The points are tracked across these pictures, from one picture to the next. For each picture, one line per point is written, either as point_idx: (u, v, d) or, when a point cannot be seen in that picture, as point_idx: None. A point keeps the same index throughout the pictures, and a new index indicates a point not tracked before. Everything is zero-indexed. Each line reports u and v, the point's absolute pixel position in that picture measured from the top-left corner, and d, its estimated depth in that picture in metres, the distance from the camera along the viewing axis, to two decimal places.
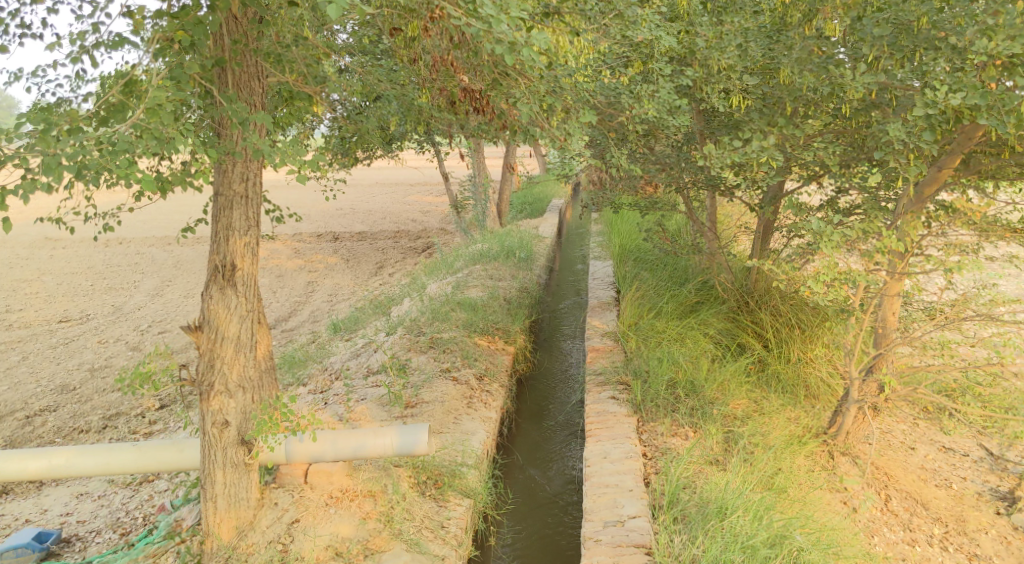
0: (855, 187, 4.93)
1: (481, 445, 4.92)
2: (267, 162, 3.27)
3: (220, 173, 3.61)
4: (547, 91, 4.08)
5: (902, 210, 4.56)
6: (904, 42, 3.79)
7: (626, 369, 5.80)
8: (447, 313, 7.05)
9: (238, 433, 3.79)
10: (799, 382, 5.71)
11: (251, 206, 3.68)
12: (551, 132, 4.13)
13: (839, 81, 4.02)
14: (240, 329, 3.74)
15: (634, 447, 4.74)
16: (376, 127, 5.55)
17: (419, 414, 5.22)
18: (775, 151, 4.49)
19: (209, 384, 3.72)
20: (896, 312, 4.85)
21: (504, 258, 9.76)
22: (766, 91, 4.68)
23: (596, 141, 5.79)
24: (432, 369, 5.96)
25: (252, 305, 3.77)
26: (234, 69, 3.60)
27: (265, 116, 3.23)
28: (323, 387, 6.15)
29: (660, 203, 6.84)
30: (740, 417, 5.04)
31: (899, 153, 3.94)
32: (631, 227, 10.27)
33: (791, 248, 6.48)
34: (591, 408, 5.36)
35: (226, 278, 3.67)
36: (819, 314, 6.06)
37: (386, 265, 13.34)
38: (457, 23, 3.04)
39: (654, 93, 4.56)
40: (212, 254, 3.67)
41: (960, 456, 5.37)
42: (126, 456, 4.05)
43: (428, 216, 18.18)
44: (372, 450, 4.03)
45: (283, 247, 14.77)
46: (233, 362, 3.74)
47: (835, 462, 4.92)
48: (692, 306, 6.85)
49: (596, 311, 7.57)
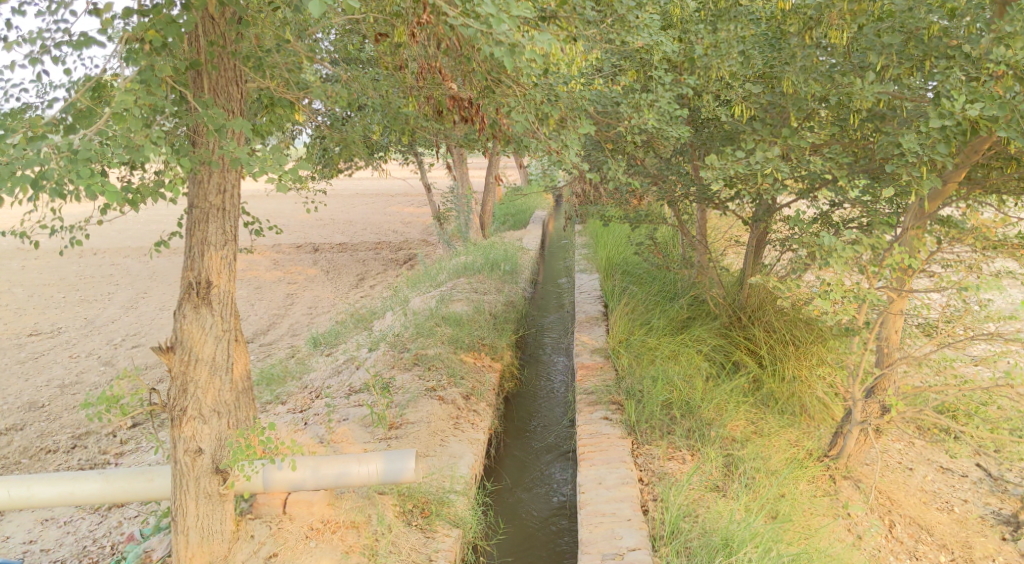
0: (854, 200, 4.82)
1: (469, 470, 4.69)
2: (245, 171, 3.03)
3: (194, 184, 3.36)
4: (543, 99, 3.90)
5: (908, 226, 4.48)
6: (913, 50, 3.76)
7: (619, 389, 5.61)
8: (432, 329, 6.82)
9: (212, 461, 3.53)
10: (795, 401, 5.59)
11: (228, 218, 3.45)
12: (545, 142, 3.96)
13: (847, 90, 3.94)
14: (216, 349, 3.49)
15: (631, 472, 4.55)
16: (361, 137, 5.34)
17: (404, 436, 4.98)
18: (779, 163, 4.34)
19: (181, 409, 3.46)
20: (899, 330, 4.72)
21: (489, 270, 9.56)
22: (768, 99, 4.55)
23: (587, 151, 5.62)
24: (417, 388, 5.71)
25: (228, 324, 3.53)
26: (212, 70, 3.29)
27: (246, 123, 3.00)
28: (304, 406, 5.89)
29: (651, 216, 6.68)
30: (739, 439, 4.88)
31: (911, 167, 3.82)
32: (618, 239, 10.12)
33: (784, 262, 6.36)
34: (583, 430, 5.15)
35: (201, 296, 3.42)
36: (812, 331, 5.95)
37: (368, 277, 13.08)
38: (453, 22, 2.78)
39: (654, 103, 4.41)
40: (185, 270, 3.42)
41: (959, 477, 5.24)
42: (93, 485, 3.75)
43: (411, 227, 17.95)
44: (356, 477, 3.79)
45: (262, 259, 14.48)
46: (208, 387, 3.48)
47: (837, 486, 4.77)
48: (684, 322, 6.69)
49: (585, 326, 7.39)
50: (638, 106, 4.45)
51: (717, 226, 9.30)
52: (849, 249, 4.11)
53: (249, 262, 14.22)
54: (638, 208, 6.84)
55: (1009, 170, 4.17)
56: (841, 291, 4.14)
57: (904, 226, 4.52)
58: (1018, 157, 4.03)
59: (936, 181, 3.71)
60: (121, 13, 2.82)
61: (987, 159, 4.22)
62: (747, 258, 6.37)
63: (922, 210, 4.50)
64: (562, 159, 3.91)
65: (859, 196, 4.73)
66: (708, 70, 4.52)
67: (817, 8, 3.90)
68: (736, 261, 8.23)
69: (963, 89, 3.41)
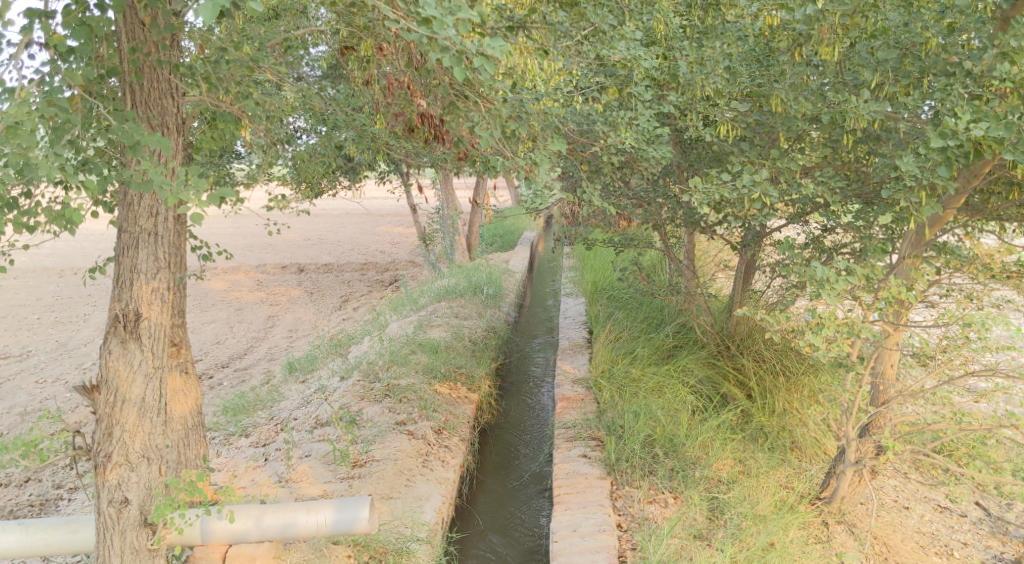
0: (846, 225, 4.56)
1: (435, 514, 4.36)
2: (161, 196, 2.62)
3: (124, 206, 3.15)
4: (510, 114, 3.59)
5: (904, 254, 4.19)
6: (911, 66, 3.58)
7: (599, 424, 5.34)
8: (407, 356, 6.50)
9: (140, 512, 3.23)
10: (786, 436, 5.28)
11: (162, 244, 3.22)
12: (515, 161, 3.68)
13: (839, 108, 3.71)
14: (146, 389, 3.22)
15: (608, 518, 4.25)
16: (330, 155, 5.06)
17: (367, 476, 4.64)
18: (767, 186, 4.07)
19: (106, 455, 3.20)
20: (894, 364, 4.45)
21: (472, 294, 9.25)
22: (757, 119, 4.29)
23: (568, 173, 5.35)
24: (386, 421, 5.37)
25: (161, 360, 3.26)
26: (144, 83, 3.12)
27: (165, 139, 2.60)
28: (267, 439, 5.54)
29: (636, 239, 6.40)
30: (725, 481, 4.58)
31: (910, 191, 3.54)
32: (605, 261, 9.84)
33: (774, 289, 6.11)
34: (560, 468, 4.85)
35: (129, 330, 3.18)
36: (804, 361, 5.68)
37: (352, 298, 12.77)
38: (395, 27, 2.58)
39: (634, 120, 4.15)
40: (113, 302, 3.19)
41: (958, 517, 4.95)
42: (9, 537, 3.39)
43: (399, 247, 17.66)
44: (303, 529, 3.46)
45: (244, 280, 14.14)
46: (136, 430, 3.21)
47: (830, 532, 4.44)
48: (669, 351, 6.38)
49: (568, 353, 7.09)
50: (616, 125, 4.20)
51: (706, 250, 9.06)
52: (844, 280, 3.82)
53: (231, 283, 13.87)
54: (622, 232, 6.57)
55: (1011, 195, 3.93)
56: (834, 324, 3.84)
57: (900, 255, 4.25)
58: (1021, 182, 3.78)
59: (936, 208, 3.44)
60: (35, 15, 2.56)
61: (986, 183, 4.00)
62: (737, 285, 6.12)
63: (920, 237, 4.24)
64: (532, 180, 3.64)
65: (851, 221, 4.47)
66: (691, 86, 4.27)
67: (806, 23, 3.61)
68: (726, 286, 7.96)
69: (965, 108, 3.16)
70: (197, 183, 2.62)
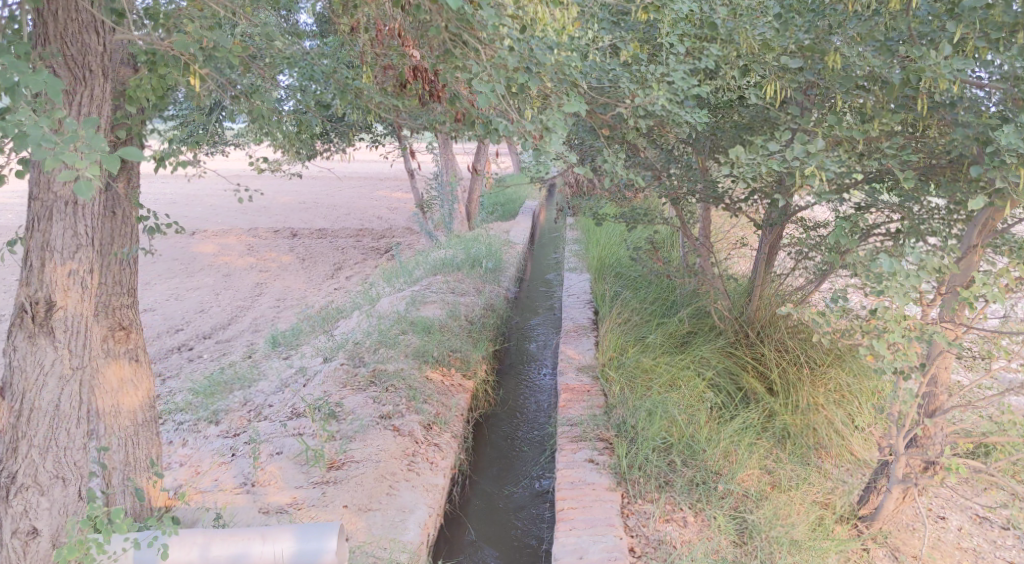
0: (897, 204, 3.94)
1: (419, 532, 3.80)
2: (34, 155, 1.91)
3: (35, 170, 2.73)
4: (518, 65, 2.93)
5: (966, 244, 3.64)
6: (1004, 17, 2.85)
7: (608, 424, 4.76)
8: (396, 338, 5.91)
9: (52, 544, 2.85)
10: (813, 437, 4.72)
11: (82, 218, 2.76)
12: (522, 125, 2.98)
13: (911, 66, 3.06)
14: (58, 396, 2.83)
15: (619, 542, 3.69)
16: (309, 113, 4.40)
17: (343, 482, 4.07)
18: (823, 159, 3.43)
19: (11, 475, 2.81)
20: (949, 367, 3.81)
21: (469, 268, 8.62)
22: (809, 79, 3.63)
23: (579, 138, 4.69)
24: (369, 415, 4.80)
25: (79, 360, 2.86)
26: (57, 12, 2.66)
27: (51, 80, 1.93)
28: (238, 430, 4.96)
29: (651, 215, 5.76)
30: (752, 495, 4.06)
31: (1008, 170, 2.87)
32: (613, 236, 9.22)
33: (801, 272, 5.48)
34: (563, 476, 4.27)
35: (38, 322, 2.74)
36: (830, 351, 5.14)
37: (344, 267, 12.15)
38: None
39: (665, 77, 3.51)
40: (22, 286, 2.74)
41: (1000, 530, 4.35)
42: None
43: (398, 213, 17.01)
44: (258, 560, 2.95)
45: (235, 244, 13.50)
46: (49, 445, 2.83)
47: (870, 558, 3.90)
48: (684, 338, 5.79)
49: (571, 336, 6.49)
50: (643, 82, 3.55)
51: (719, 227, 8.44)
52: (916, 276, 3.17)
53: (220, 247, 13.25)
54: (635, 205, 5.90)
55: None
56: (898, 326, 3.21)
57: (965, 242, 3.65)
58: None
59: None
60: None
61: None
62: (758, 266, 5.42)
63: (988, 224, 3.60)
64: (542, 143, 2.99)
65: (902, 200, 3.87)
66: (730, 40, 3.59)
67: None
68: (742, 266, 7.35)
69: None
70: (88, 139, 1.91)
